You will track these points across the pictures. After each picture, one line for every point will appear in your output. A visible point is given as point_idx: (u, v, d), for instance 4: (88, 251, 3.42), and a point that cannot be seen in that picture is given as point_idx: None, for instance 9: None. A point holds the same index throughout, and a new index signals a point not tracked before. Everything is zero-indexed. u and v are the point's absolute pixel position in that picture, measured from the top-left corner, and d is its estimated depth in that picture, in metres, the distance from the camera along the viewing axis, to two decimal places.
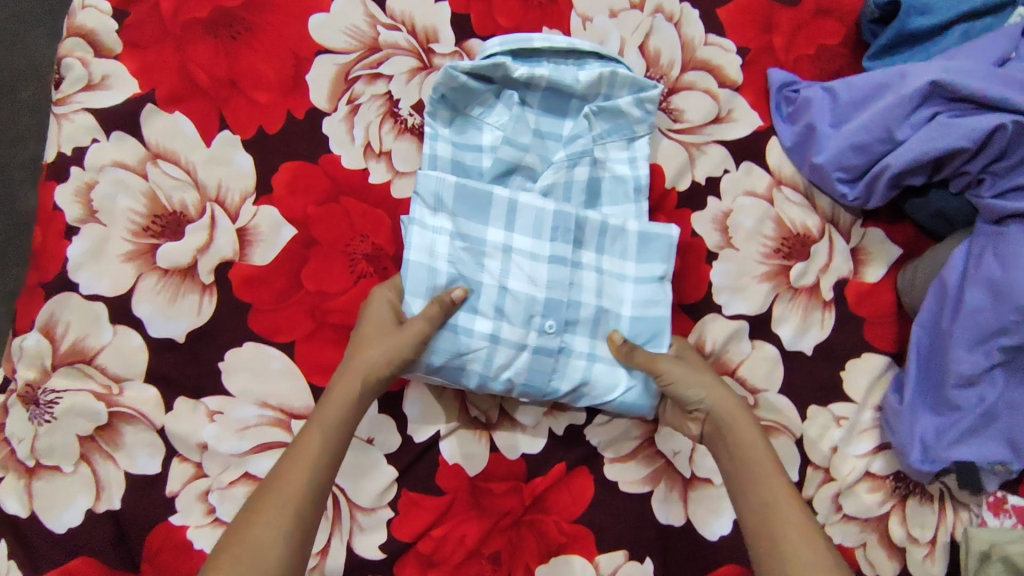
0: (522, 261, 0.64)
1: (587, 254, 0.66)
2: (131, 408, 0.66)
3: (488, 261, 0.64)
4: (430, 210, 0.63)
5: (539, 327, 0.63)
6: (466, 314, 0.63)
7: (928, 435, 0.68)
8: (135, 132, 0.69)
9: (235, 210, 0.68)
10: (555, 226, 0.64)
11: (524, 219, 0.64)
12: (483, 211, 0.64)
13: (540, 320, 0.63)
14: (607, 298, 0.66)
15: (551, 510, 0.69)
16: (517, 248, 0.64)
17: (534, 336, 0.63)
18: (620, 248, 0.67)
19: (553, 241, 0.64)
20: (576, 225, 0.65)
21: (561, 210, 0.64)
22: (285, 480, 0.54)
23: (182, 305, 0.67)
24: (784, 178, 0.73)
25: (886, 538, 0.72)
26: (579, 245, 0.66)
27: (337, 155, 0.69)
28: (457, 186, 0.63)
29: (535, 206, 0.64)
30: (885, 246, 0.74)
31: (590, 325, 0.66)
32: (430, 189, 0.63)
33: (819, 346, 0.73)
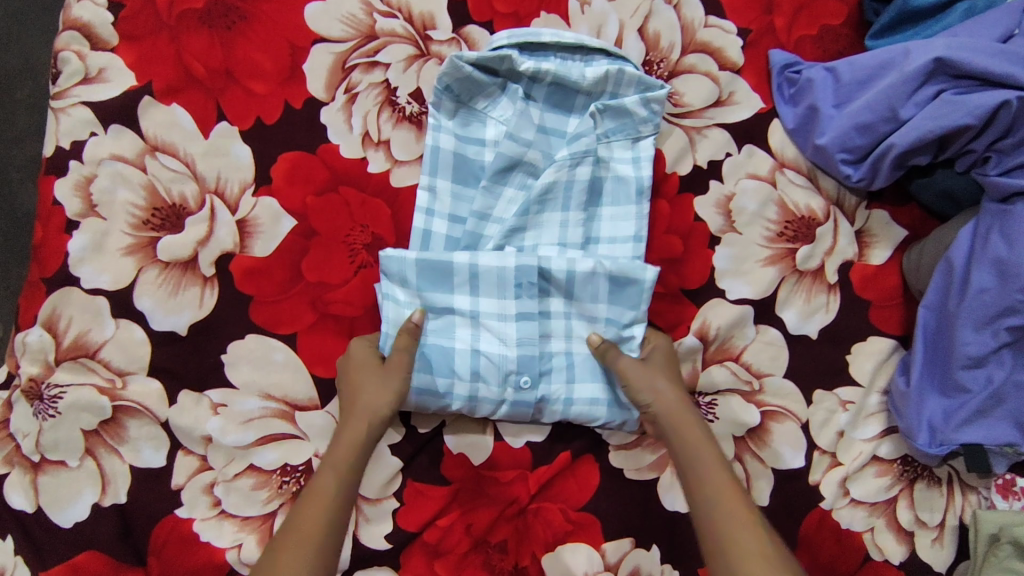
0: (490, 323, 0.66)
1: (556, 303, 0.68)
2: (135, 402, 0.66)
3: (456, 326, 0.67)
4: (399, 283, 0.66)
5: (515, 384, 0.66)
6: (443, 377, 0.66)
7: (936, 418, 0.67)
8: (134, 125, 0.69)
9: (234, 201, 0.68)
10: (518, 283, 0.65)
11: (488, 281, 0.66)
12: (445, 279, 0.66)
13: (515, 377, 0.66)
14: (576, 343, 0.68)
15: (557, 499, 0.68)
16: (484, 312, 0.66)
17: (511, 393, 0.66)
18: (591, 292, 0.67)
19: (518, 299, 0.66)
20: (541, 277, 0.66)
21: (522, 266, 0.65)
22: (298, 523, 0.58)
23: (183, 298, 0.67)
24: (787, 161, 0.73)
25: (894, 522, 0.71)
26: (546, 296, 0.68)
27: (335, 144, 0.69)
28: (418, 261, 0.65)
29: (495, 268, 0.65)
30: (890, 228, 0.73)
31: (565, 371, 0.68)
32: (395, 265, 0.65)
33: (824, 330, 0.72)
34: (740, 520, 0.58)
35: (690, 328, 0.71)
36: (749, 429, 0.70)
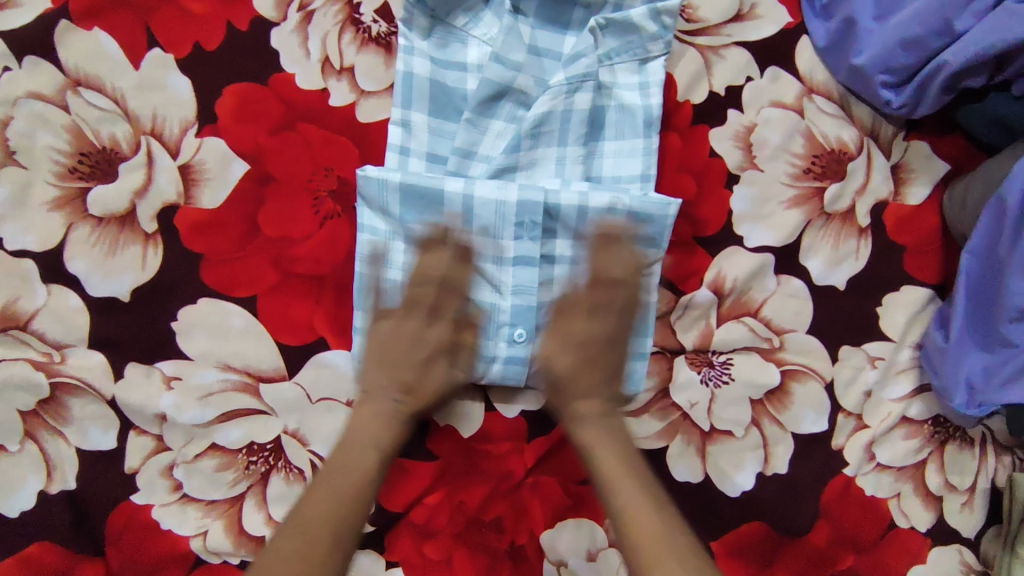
0: (486, 265, 0.59)
1: (561, 244, 0.59)
2: (77, 378, 0.58)
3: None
4: (380, 216, 0.58)
5: (508, 336, 0.59)
6: None
7: (976, 375, 0.60)
8: (49, 54, 0.58)
9: (175, 144, 0.58)
10: (519, 220, 0.57)
11: (484, 216, 0.57)
12: (437, 211, 0.57)
13: (508, 329, 0.59)
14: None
15: (557, 471, 0.62)
16: (478, 252, 0.58)
17: (503, 346, 0.59)
18: (601, 231, 0.58)
19: (518, 238, 0.58)
20: (543, 215, 0.57)
21: (524, 200, 0.56)
22: (319, 512, 0.50)
23: (124, 258, 0.58)
24: (816, 87, 0.63)
25: (922, 487, 0.65)
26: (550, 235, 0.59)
27: (290, 73, 0.59)
28: (402, 189, 0.56)
29: (494, 201, 0.57)
30: (930, 162, 0.64)
31: None
32: (374, 194, 0.57)
33: (853, 280, 0.64)
34: (642, 532, 0.50)
35: (705, 280, 0.63)
36: (768, 390, 0.63)
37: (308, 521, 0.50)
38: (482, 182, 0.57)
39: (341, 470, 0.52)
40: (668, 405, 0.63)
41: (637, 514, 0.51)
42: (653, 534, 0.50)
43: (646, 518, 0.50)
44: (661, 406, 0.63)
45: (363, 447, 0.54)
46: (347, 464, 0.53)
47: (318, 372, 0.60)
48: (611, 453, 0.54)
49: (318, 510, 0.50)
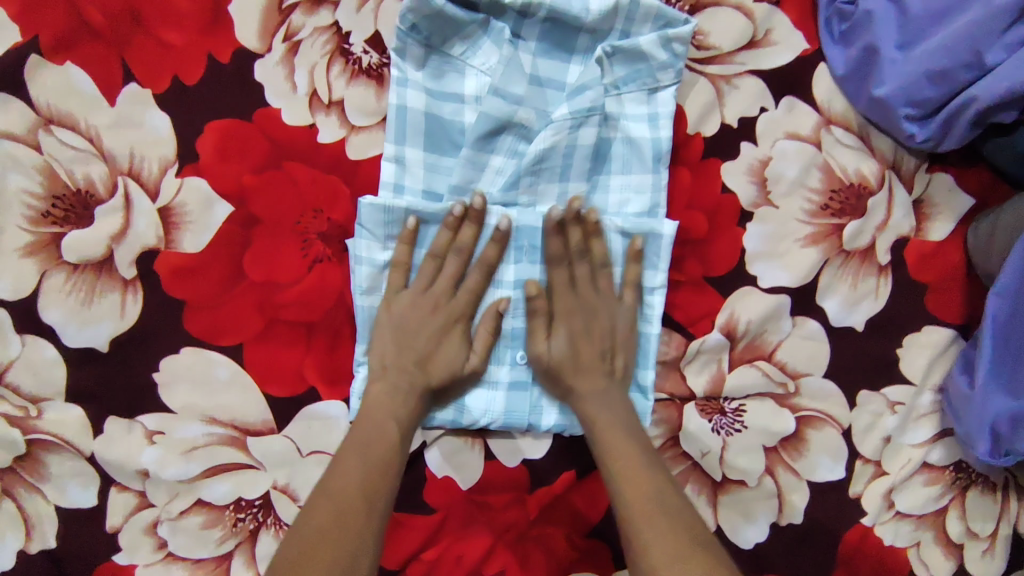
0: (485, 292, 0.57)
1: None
2: (53, 434, 0.55)
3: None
4: (378, 245, 0.54)
5: (512, 360, 0.57)
6: None
7: (1002, 424, 0.56)
8: (18, 90, 0.54)
9: (154, 185, 0.55)
10: (519, 243, 0.56)
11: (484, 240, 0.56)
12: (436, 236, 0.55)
13: (510, 352, 0.57)
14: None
15: (561, 523, 0.59)
16: None
17: (506, 371, 0.58)
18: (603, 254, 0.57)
19: (518, 262, 0.57)
20: (544, 241, 0.56)
21: (524, 223, 0.56)
22: (347, 482, 0.49)
23: (101, 307, 0.55)
24: (834, 117, 0.59)
25: (942, 535, 0.63)
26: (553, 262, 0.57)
27: (275, 108, 0.55)
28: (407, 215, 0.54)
29: (494, 226, 0.55)
30: (954, 196, 0.61)
31: None
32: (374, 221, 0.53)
33: (872, 320, 0.61)
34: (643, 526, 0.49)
35: (716, 323, 0.59)
36: (782, 437, 0.60)
37: (338, 492, 0.48)
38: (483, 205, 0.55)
39: (358, 450, 0.50)
40: (677, 454, 0.60)
41: (639, 487, 0.51)
42: (649, 508, 0.50)
43: (645, 488, 0.51)
44: (670, 455, 0.59)
45: (382, 418, 0.52)
46: (369, 433, 0.51)
47: (308, 424, 0.56)
48: (613, 429, 0.54)
49: (348, 482, 0.49)
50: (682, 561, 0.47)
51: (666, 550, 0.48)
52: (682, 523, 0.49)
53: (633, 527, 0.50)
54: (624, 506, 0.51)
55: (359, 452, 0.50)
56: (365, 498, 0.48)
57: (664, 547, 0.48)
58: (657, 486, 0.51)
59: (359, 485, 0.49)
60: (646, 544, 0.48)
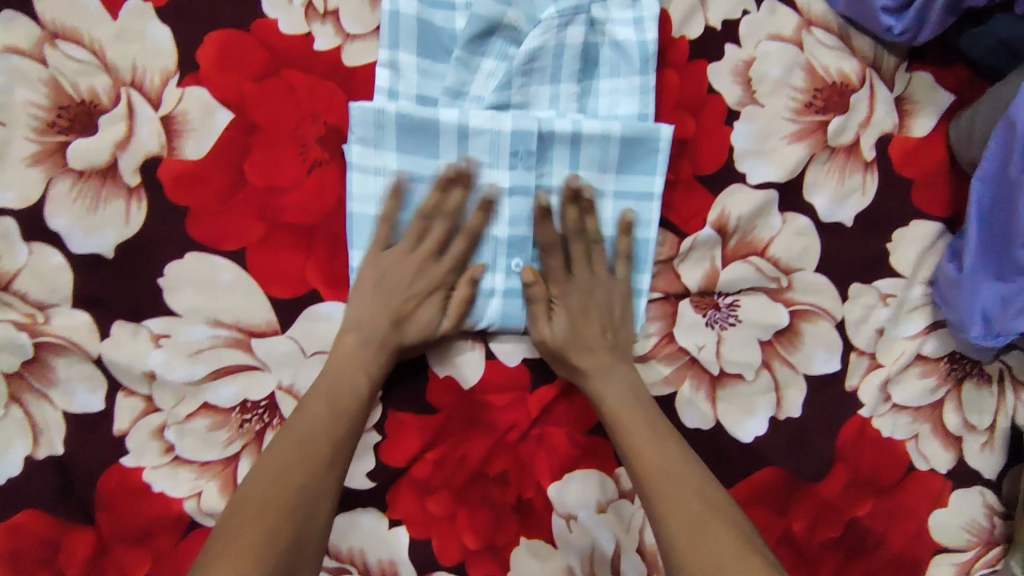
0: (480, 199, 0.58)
1: (556, 176, 0.58)
2: (61, 338, 0.56)
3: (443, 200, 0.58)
4: (372, 148, 0.56)
5: (508, 267, 0.58)
6: None
7: (991, 306, 0.58)
8: (26, 8, 0.56)
9: (156, 94, 0.56)
10: (513, 150, 0.56)
11: (479, 146, 0.56)
12: (431, 140, 0.56)
13: (506, 259, 0.58)
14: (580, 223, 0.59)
15: (563, 422, 0.60)
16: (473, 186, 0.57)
17: (501, 278, 0.58)
18: (598, 160, 0.57)
19: (512, 169, 0.57)
20: (538, 145, 0.56)
21: (519, 129, 0.56)
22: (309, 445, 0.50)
23: (106, 213, 0.56)
24: (814, 19, 0.62)
25: (940, 427, 0.63)
26: (546, 165, 0.57)
27: (273, 19, 0.57)
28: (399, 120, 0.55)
29: (489, 130, 0.56)
30: (934, 93, 0.63)
31: None
32: (369, 122, 0.55)
33: (860, 215, 0.62)
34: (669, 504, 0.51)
35: (707, 219, 0.61)
36: (777, 330, 0.61)
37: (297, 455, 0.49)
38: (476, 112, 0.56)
39: (324, 404, 0.52)
40: (674, 349, 0.61)
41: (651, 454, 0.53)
42: (664, 473, 0.52)
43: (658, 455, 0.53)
44: (669, 351, 0.61)
45: (344, 381, 0.53)
46: (334, 395, 0.53)
47: (312, 326, 0.58)
48: (625, 404, 0.55)
49: (309, 436, 0.50)
50: (694, 528, 0.49)
51: (683, 519, 0.50)
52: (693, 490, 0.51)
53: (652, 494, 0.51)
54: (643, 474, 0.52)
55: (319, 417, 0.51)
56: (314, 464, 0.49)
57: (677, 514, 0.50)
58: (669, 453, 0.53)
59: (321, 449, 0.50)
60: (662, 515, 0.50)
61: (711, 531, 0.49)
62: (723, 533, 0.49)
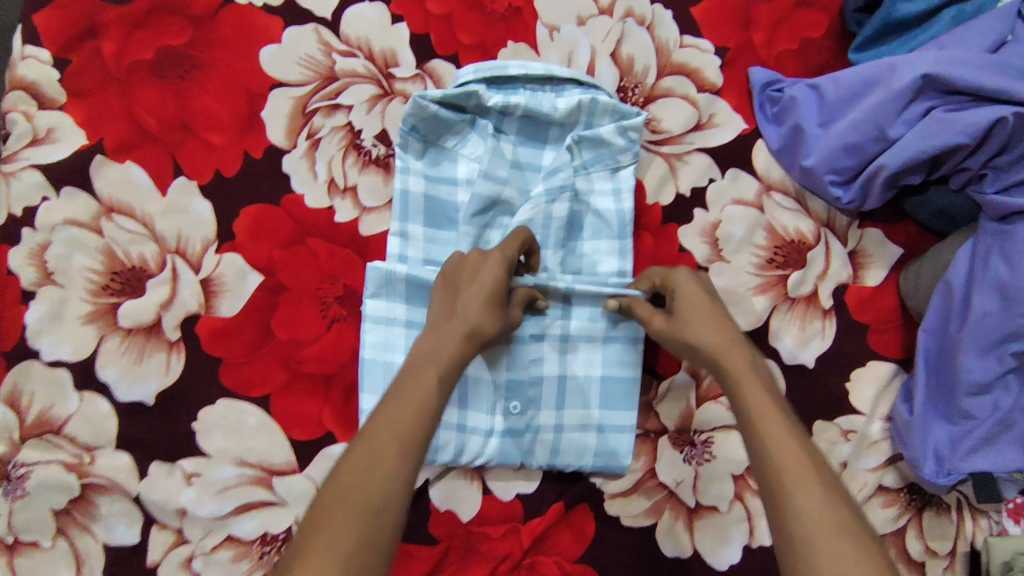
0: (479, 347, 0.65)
1: (551, 324, 0.65)
2: (105, 478, 0.63)
3: None
4: (380, 304, 0.63)
5: (504, 410, 0.65)
6: None
7: (942, 445, 0.64)
8: (85, 185, 0.65)
9: (197, 260, 0.65)
10: None
11: None
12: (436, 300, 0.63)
13: (504, 403, 0.65)
14: (572, 365, 0.66)
15: (552, 551, 0.65)
16: None
17: (500, 420, 0.65)
18: (585, 311, 0.65)
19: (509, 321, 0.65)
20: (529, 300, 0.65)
21: None
22: (387, 429, 0.43)
23: (149, 366, 0.64)
24: (773, 184, 0.69)
25: (903, 554, 0.68)
26: (539, 318, 0.65)
27: (300, 194, 0.66)
28: (407, 280, 0.62)
29: None
30: (884, 247, 0.70)
31: (555, 398, 0.65)
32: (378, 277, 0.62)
33: (822, 358, 0.69)
34: (792, 469, 0.43)
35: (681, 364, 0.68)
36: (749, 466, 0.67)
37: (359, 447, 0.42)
38: None
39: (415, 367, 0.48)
40: (655, 484, 0.67)
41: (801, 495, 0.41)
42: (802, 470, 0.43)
43: (789, 442, 0.44)
44: (649, 485, 0.67)
45: (422, 371, 0.47)
46: (430, 352, 0.49)
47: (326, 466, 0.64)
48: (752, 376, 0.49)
49: (393, 417, 0.44)
50: (837, 527, 0.40)
51: (821, 518, 0.40)
52: (819, 480, 0.42)
53: (783, 487, 0.42)
54: (765, 465, 0.44)
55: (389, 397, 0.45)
56: (402, 442, 0.43)
57: (814, 512, 0.41)
58: (798, 439, 0.45)
59: (412, 415, 0.44)
60: (794, 512, 0.41)
61: (853, 534, 0.40)
62: (865, 540, 0.40)
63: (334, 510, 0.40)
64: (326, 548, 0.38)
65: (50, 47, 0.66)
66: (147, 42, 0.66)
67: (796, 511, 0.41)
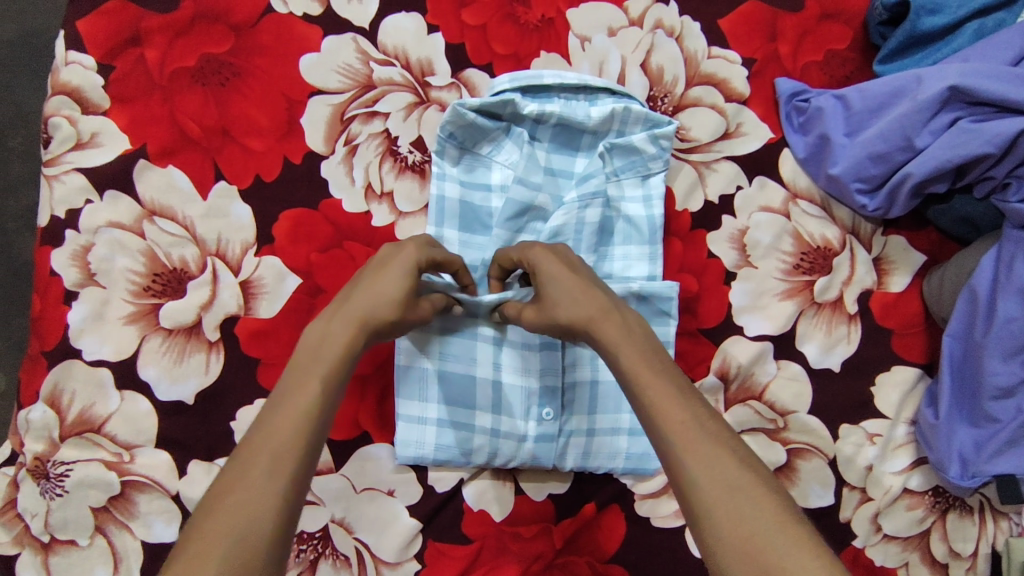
0: (514, 352, 0.66)
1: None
2: (145, 476, 0.64)
3: (481, 356, 0.66)
4: None
5: (538, 415, 0.65)
6: (464, 410, 0.65)
7: (967, 449, 0.65)
8: (128, 189, 0.66)
9: (237, 262, 0.66)
10: None
11: None
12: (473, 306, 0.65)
13: (538, 408, 0.65)
14: (604, 370, 0.67)
15: (583, 551, 0.66)
16: (508, 340, 0.66)
17: (533, 425, 0.65)
18: None
19: None
20: None
21: None
22: (282, 423, 0.43)
23: (189, 365, 0.65)
24: (799, 192, 0.71)
25: (927, 555, 0.69)
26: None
27: (337, 199, 0.67)
28: None
29: None
30: (908, 254, 0.71)
31: (587, 402, 0.67)
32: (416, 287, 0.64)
33: (847, 362, 0.70)
34: (683, 436, 0.43)
35: (711, 367, 0.69)
36: (776, 468, 0.68)
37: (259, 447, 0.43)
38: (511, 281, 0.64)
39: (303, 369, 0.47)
40: None
41: (694, 461, 0.42)
42: (695, 434, 0.43)
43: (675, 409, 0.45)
44: None
45: (309, 367, 0.47)
46: (322, 341, 0.48)
47: (363, 465, 0.65)
48: (628, 346, 0.49)
49: (262, 429, 0.43)
50: (732, 491, 0.41)
51: (717, 482, 0.42)
52: (717, 441, 0.43)
53: (677, 460, 0.43)
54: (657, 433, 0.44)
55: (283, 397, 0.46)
56: (274, 450, 0.42)
57: (710, 478, 0.42)
58: (683, 404, 0.45)
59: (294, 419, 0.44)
60: (692, 480, 0.42)
61: (748, 494, 0.41)
62: (759, 494, 0.41)
63: (217, 506, 0.40)
64: (196, 557, 0.37)
65: (95, 54, 0.67)
66: (189, 49, 0.68)
67: (688, 480, 0.42)
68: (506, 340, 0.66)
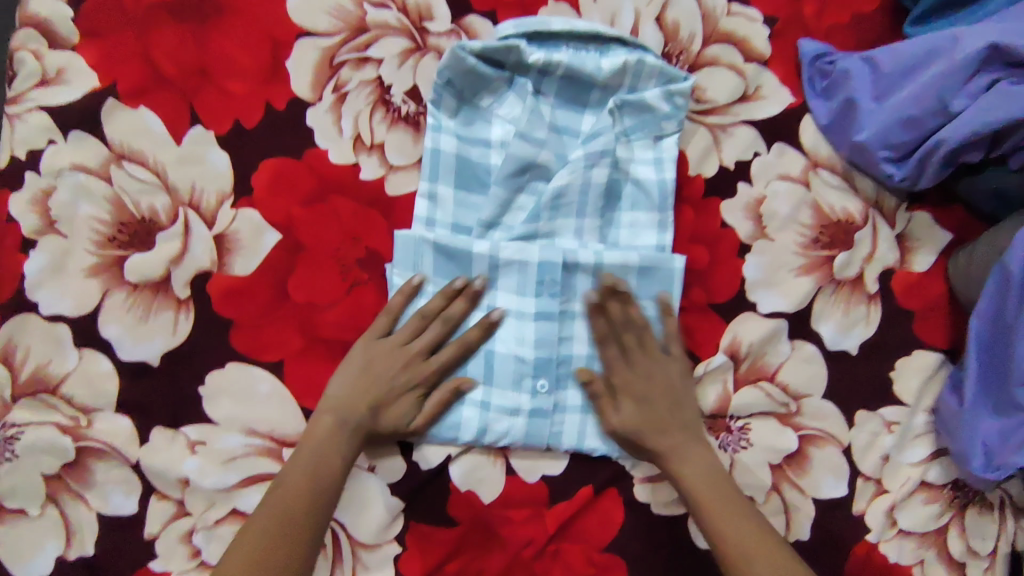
0: (507, 320, 0.60)
1: (581, 302, 0.61)
2: (102, 443, 0.58)
3: (472, 322, 0.60)
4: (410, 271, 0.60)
5: (531, 388, 0.60)
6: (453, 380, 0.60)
7: (991, 439, 0.60)
8: (96, 130, 0.61)
9: (211, 214, 0.61)
10: (540, 278, 0.60)
11: (507, 273, 0.60)
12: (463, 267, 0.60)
13: (531, 380, 0.60)
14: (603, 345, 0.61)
15: (576, 538, 0.61)
16: (501, 307, 0.60)
17: (527, 399, 0.60)
18: None
19: (539, 295, 0.60)
20: (564, 273, 0.60)
21: (546, 259, 0.59)
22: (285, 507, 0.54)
23: (155, 324, 0.60)
24: (820, 160, 0.66)
25: (944, 553, 0.65)
26: (570, 292, 0.60)
27: (324, 149, 0.62)
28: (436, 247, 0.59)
29: (517, 259, 0.59)
30: (934, 232, 0.67)
31: None
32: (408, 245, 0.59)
33: (866, 344, 0.65)
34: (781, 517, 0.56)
35: (720, 345, 0.64)
36: (787, 455, 0.64)
37: (310, 458, 0.56)
38: (507, 243, 0.60)
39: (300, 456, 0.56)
40: None
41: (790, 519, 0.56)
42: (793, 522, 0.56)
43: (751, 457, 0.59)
44: None
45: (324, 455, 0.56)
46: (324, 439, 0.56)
47: None
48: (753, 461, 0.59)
49: (275, 505, 0.54)
50: None
51: None
52: None
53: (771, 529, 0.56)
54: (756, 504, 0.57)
55: (314, 445, 0.56)
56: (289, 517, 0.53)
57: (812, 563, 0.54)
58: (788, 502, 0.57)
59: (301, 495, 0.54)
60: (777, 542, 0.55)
61: None
62: None
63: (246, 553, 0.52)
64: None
65: None
66: None
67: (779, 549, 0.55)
68: (500, 308, 0.61)
